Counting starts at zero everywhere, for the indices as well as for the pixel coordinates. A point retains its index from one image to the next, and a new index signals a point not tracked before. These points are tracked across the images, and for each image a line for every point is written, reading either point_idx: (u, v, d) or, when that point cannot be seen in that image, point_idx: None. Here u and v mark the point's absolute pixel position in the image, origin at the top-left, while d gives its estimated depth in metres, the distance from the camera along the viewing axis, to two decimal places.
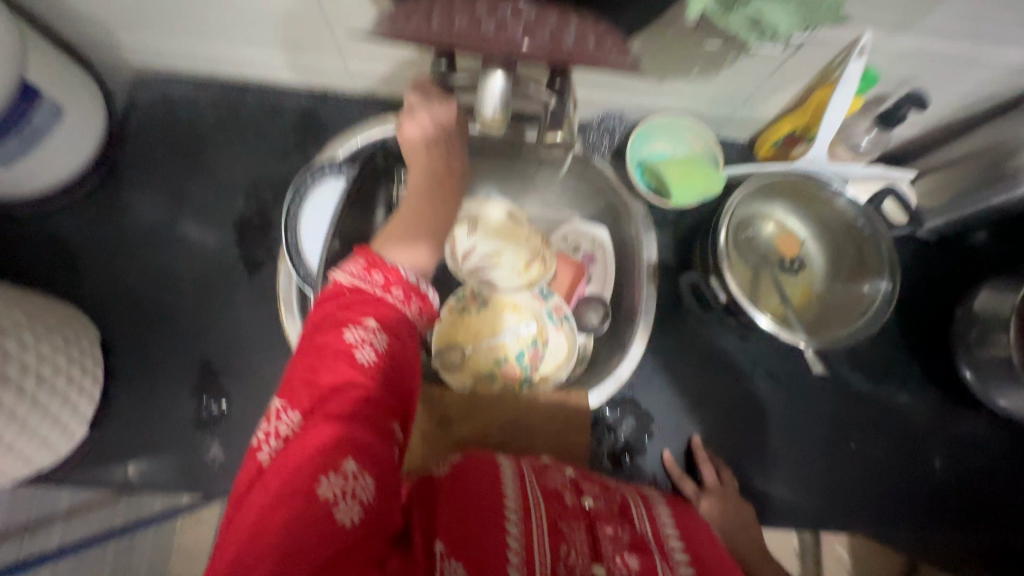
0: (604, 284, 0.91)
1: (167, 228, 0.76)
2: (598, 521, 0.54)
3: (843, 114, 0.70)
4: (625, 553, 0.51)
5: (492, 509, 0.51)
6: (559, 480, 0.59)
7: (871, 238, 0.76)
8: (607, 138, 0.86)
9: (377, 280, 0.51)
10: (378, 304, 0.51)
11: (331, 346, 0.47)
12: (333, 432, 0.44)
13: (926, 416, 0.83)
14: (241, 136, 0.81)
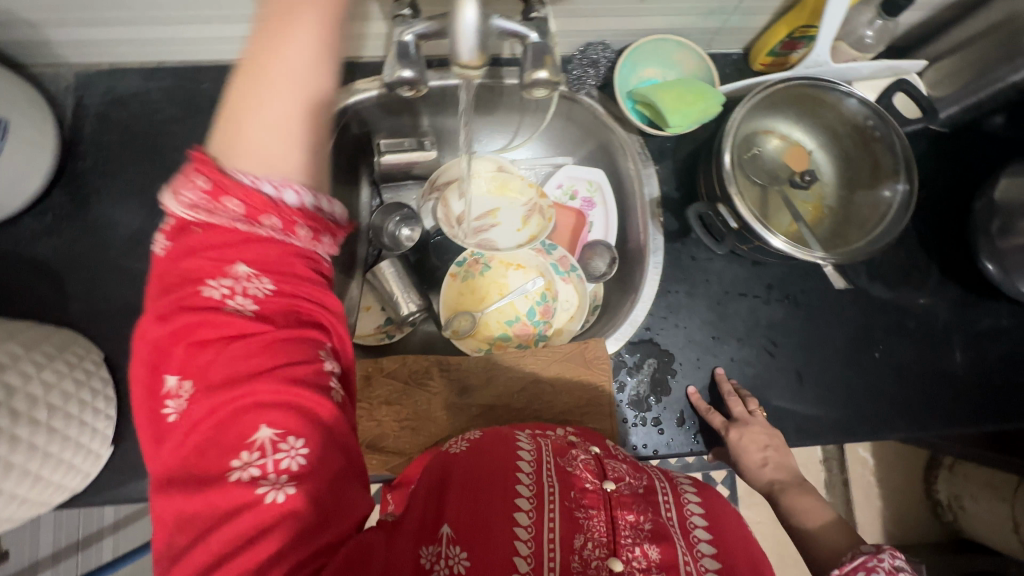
0: (608, 227, 0.87)
1: (148, 234, 0.75)
2: (619, 508, 0.51)
3: (845, 5, 0.64)
4: (645, 544, 0.49)
5: (499, 501, 0.49)
6: (579, 462, 0.55)
7: (883, 138, 0.70)
8: (592, 71, 0.79)
9: (235, 212, 0.40)
10: (245, 243, 0.40)
11: (195, 298, 0.38)
12: (235, 402, 0.36)
13: (950, 315, 0.80)
14: (204, 124, 0.77)
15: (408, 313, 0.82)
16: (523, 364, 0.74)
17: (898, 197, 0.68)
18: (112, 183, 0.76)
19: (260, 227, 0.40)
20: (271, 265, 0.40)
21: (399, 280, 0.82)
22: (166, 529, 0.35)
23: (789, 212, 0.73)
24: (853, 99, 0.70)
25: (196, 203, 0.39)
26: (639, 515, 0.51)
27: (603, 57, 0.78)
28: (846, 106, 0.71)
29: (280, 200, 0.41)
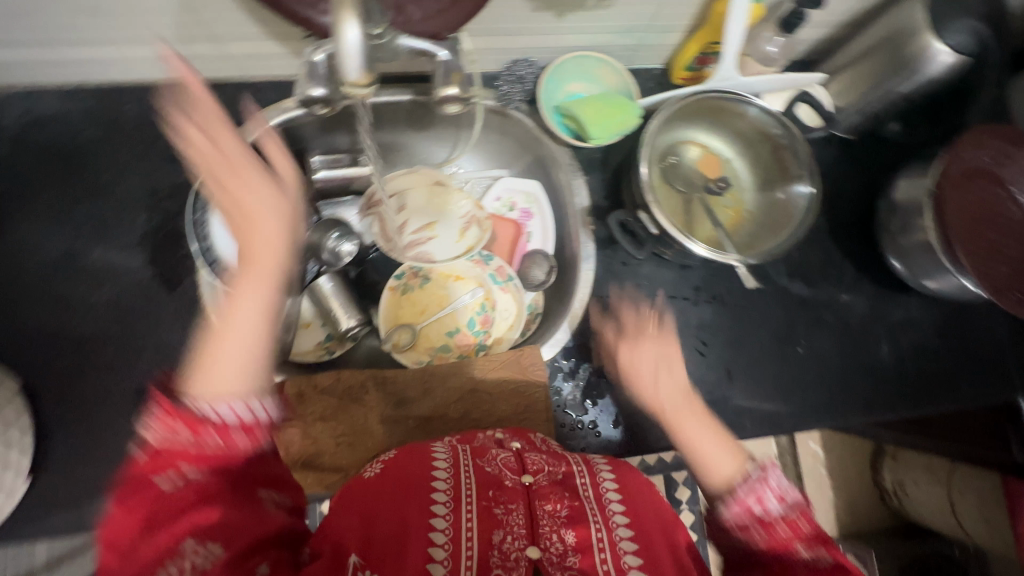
0: (546, 237, 0.90)
1: (68, 258, 0.73)
2: (537, 498, 0.52)
3: (744, 26, 0.69)
4: (562, 530, 0.49)
5: (417, 506, 0.49)
6: (498, 462, 0.56)
7: (789, 144, 0.74)
8: (520, 86, 0.83)
9: (184, 430, 0.44)
10: (192, 446, 0.44)
11: (150, 494, 0.42)
12: (170, 533, 0.41)
13: (866, 309, 0.85)
14: (127, 145, 0.76)
15: (348, 328, 0.83)
16: (459, 375, 0.75)
17: (805, 200, 0.73)
18: (29, 206, 0.73)
19: (207, 438, 0.44)
20: (213, 528, 0.42)
21: (339, 295, 0.83)
22: None
23: (706, 216, 0.78)
24: (753, 109, 0.74)
25: (159, 430, 0.44)
26: (557, 503, 0.52)
27: (528, 74, 0.83)
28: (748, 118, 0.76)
29: (220, 417, 0.45)
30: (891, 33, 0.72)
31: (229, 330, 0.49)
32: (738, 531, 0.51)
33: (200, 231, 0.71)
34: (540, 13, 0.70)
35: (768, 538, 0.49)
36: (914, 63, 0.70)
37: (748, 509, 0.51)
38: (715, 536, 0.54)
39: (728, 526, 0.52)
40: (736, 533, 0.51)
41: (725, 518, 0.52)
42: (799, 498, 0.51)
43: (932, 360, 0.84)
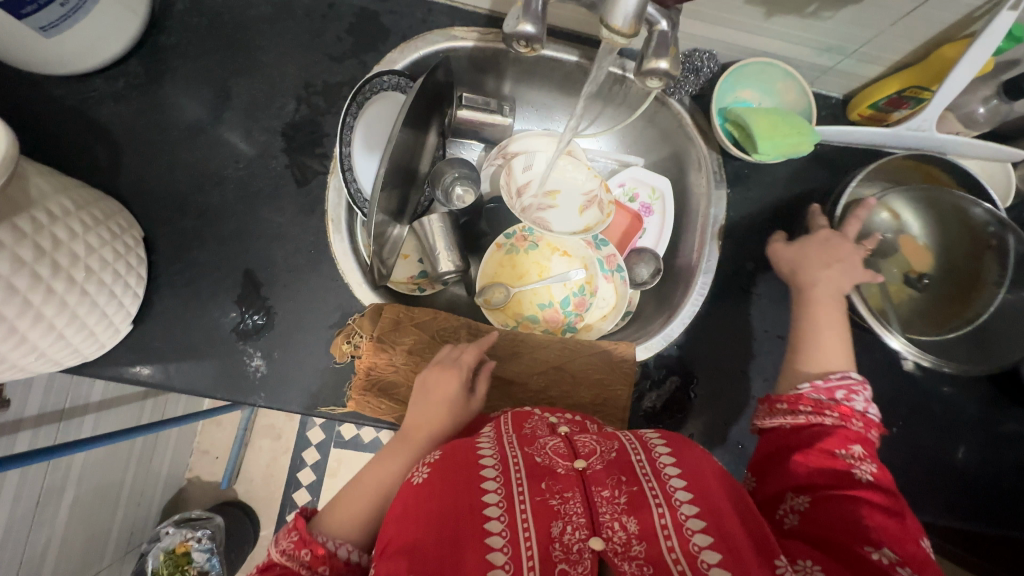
0: (659, 237, 0.86)
1: (211, 127, 0.73)
2: (592, 484, 0.50)
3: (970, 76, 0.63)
4: (623, 518, 0.48)
5: (469, 513, 0.47)
6: (547, 448, 0.54)
7: (997, 245, 0.70)
8: (692, 78, 0.76)
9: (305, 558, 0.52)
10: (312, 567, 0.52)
11: None
12: None
13: (975, 409, 0.80)
14: (292, 32, 0.75)
15: (445, 272, 0.82)
16: (549, 348, 0.74)
17: (988, 316, 0.70)
18: (188, 66, 0.74)
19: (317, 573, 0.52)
20: None
21: (444, 237, 0.83)
22: None
23: (881, 289, 0.73)
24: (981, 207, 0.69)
25: (287, 554, 0.52)
26: (614, 488, 0.50)
27: (706, 67, 0.75)
28: (969, 212, 0.70)
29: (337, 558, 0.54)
30: None
31: (358, 494, 0.59)
32: (804, 416, 0.59)
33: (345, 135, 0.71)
34: (753, 5, 0.65)
35: (840, 422, 0.58)
36: None
37: (832, 390, 0.60)
38: (770, 417, 0.62)
39: (797, 404, 0.60)
40: (801, 424, 0.59)
41: (783, 414, 0.61)
42: (876, 411, 0.60)
43: None
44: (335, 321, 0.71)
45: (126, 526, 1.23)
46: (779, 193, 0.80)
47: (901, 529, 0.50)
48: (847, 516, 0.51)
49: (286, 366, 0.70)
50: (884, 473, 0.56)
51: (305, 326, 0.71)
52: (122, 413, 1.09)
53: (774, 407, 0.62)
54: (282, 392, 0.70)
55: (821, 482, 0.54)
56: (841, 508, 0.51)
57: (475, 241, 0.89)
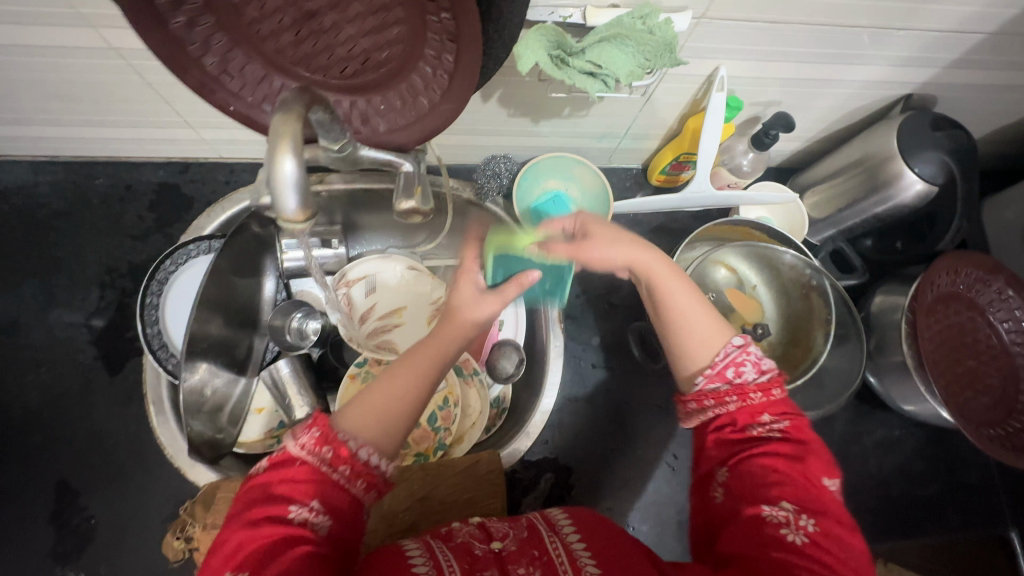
0: (517, 325, 0.83)
1: (8, 335, 0.70)
2: (510, 563, 0.48)
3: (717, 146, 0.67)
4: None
5: None
6: (464, 534, 0.53)
7: (818, 285, 0.70)
8: (495, 181, 0.82)
9: (326, 456, 0.44)
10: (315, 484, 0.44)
11: (268, 514, 0.42)
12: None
13: (845, 424, 0.82)
14: (90, 222, 0.74)
15: (301, 417, 0.79)
16: (410, 480, 0.70)
17: (826, 352, 0.69)
18: None
19: (336, 474, 0.45)
20: (298, 537, 0.41)
21: (298, 382, 0.80)
22: None
23: None
24: (789, 253, 0.69)
25: (308, 450, 0.44)
26: (529, 564, 0.48)
27: (503, 169, 0.82)
28: (782, 257, 0.71)
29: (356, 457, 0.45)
30: (863, 158, 0.72)
31: (379, 393, 0.49)
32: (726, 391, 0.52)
33: (148, 314, 0.69)
34: (517, 118, 0.70)
35: (742, 402, 0.51)
36: (883, 188, 0.70)
37: (721, 369, 0.52)
38: (688, 420, 0.54)
39: (702, 400, 0.52)
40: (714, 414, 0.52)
41: (695, 413, 0.53)
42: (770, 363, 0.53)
43: (918, 487, 0.80)
44: (170, 510, 0.66)
45: None
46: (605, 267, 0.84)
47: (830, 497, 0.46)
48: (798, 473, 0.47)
49: None
50: (800, 422, 0.51)
51: (135, 527, 0.65)
52: None
53: (686, 403, 0.54)
54: None
55: (736, 455, 0.50)
56: (752, 485, 0.47)
57: (332, 376, 0.87)
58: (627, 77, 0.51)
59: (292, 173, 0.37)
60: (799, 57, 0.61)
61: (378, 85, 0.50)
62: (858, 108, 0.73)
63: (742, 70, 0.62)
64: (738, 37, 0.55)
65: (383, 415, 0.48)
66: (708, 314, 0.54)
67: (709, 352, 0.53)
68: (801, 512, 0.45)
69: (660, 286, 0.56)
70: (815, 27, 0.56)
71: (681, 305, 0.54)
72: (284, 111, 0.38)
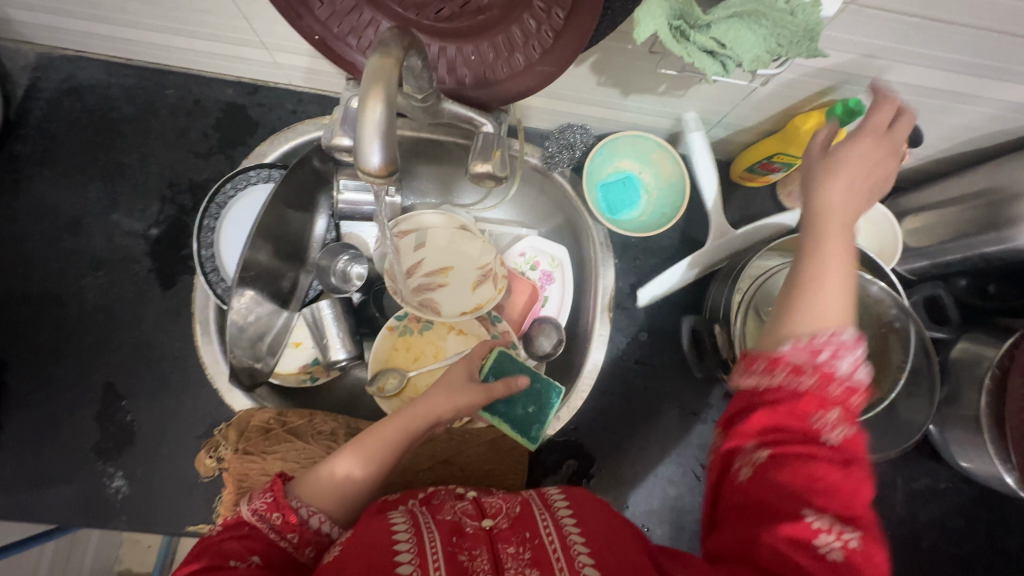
0: (561, 307, 0.84)
1: (72, 233, 0.71)
2: (499, 542, 0.49)
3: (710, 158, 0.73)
4: (528, 571, 0.45)
5: (379, 552, 0.45)
6: (457, 509, 0.53)
7: (899, 329, 0.65)
8: (568, 152, 0.78)
9: (275, 521, 0.47)
10: (264, 541, 0.47)
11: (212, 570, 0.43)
12: None
13: (889, 466, 0.77)
14: (157, 132, 0.74)
15: (338, 359, 0.79)
16: (435, 443, 0.70)
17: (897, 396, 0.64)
18: (47, 172, 0.72)
19: (283, 541, 0.47)
20: None
21: (338, 323, 0.80)
22: None
23: None
24: (876, 286, 0.63)
25: (258, 511, 0.47)
26: (519, 544, 0.48)
27: (579, 140, 0.77)
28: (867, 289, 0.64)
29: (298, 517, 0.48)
30: (987, 190, 0.64)
31: (384, 430, 0.56)
32: (789, 378, 0.41)
33: (204, 236, 0.69)
34: (607, 88, 0.65)
35: (818, 386, 0.41)
36: (1002, 228, 0.62)
37: (817, 349, 0.41)
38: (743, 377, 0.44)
39: (774, 363, 0.42)
40: (777, 386, 0.42)
41: (757, 373, 0.43)
42: (867, 372, 0.42)
43: (951, 544, 0.76)
44: (205, 429, 0.68)
45: None
46: (667, 262, 0.79)
47: (861, 494, 0.38)
48: (845, 488, 0.38)
49: (152, 485, 0.66)
50: (861, 441, 0.40)
51: (173, 438, 0.67)
52: None
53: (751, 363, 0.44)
54: (147, 514, 0.65)
55: (779, 438, 0.39)
56: (790, 478, 0.38)
57: (370, 322, 0.86)
58: (753, 61, 0.45)
59: (378, 138, 0.35)
60: (947, 65, 0.53)
61: (472, 34, 0.46)
62: (994, 132, 0.65)
63: (873, 71, 0.55)
64: (883, 30, 0.48)
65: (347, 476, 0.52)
66: (840, 290, 0.44)
67: (813, 327, 0.43)
68: (841, 522, 0.37)
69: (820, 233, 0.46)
70: (981, 34, 0.48)
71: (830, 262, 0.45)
72: (381, 53, 0.35)
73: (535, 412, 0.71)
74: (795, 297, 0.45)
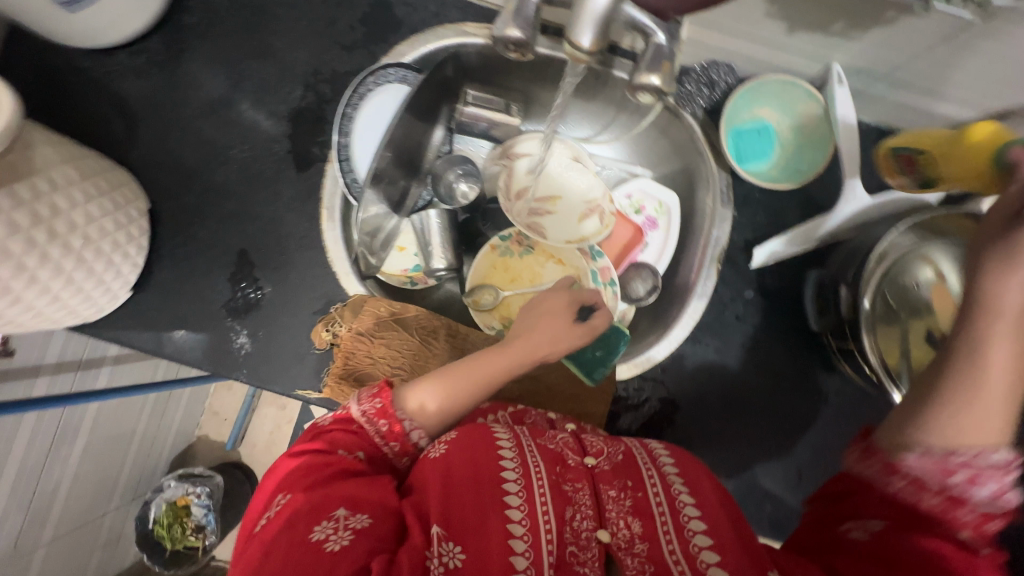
0: (662, 254, 0.82)
1: (223, 106, 0.76)
2: (601, 483, 0.53)
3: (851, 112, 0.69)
4: (629, 518, 0.51)
5: (487, 478, 0.50)
6: (559, 440, 0.57)
7: None
8: (706, 91, 0.74)
9: (381, 427, 0.56)
10: (369, 442, 0.55)
11: (332, 455, 0.52)
12: (309, 498, 0.47)
13: None
14: (307, 19, 0.77)
15: (438, 269, 0.81)
16: None
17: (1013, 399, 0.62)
18: (206, 45, 0.76)
19: (385, 444, 0.56)
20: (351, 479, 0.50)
21: (441, 234, 0.82)
22: (269, 538, 0.46)
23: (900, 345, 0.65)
24: None
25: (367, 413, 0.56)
26: (621, 491, 0.52)
27: (723, 80, 0.73)
28: None
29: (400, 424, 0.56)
30: None
31: (463, 376, 0.58)
32: (901, 484, 0.47)
33: (343, 126, 0.73)
34: (775, 19, 0.61)
35: (945, 505, 0.45)
36: None
37: (951, 470, 0.45)
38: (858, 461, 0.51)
39: (892, 469, 0.47)
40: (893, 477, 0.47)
41: (875, 460, 0.49)
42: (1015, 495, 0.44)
43: None
44: (317, 307, 0.73)
45: (132, 475, 1.33)
46: (788, 221, 0.75)
47: None
48: None
49: (270, 347, 0.73)
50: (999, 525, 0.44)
51: (292, 309, 0.73)
52: (137, 368, 1.16)
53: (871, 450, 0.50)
54: (263, 371, 0.72)
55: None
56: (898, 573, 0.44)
57: (471, 238, 0.88)
58: None
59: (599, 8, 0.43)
60: None
61: None
62: None
63: None
64: None
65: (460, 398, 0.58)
66: (1005, 396, 0.45)
67: (958, 442, 0.45)
68: None
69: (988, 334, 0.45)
70: None
71: (998, 358, 0.45)
72: None
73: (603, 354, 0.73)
74: (950, 405, 0.46)
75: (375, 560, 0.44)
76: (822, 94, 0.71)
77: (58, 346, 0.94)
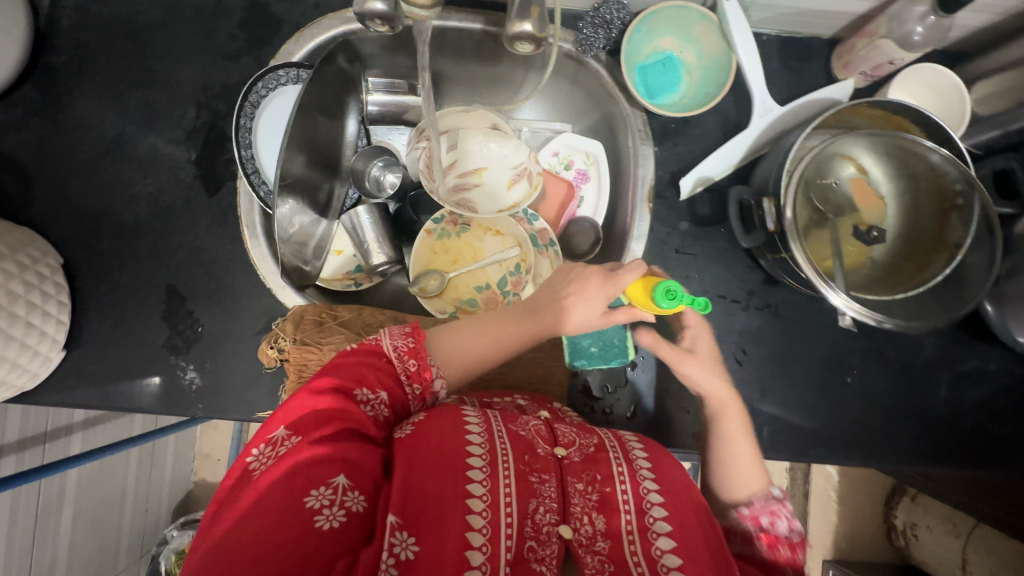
0: (598, 206, 0.82)
1: (116, 145, 0.72)
2: (569, 476, 0.53)
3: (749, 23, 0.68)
4: (593, 513, 0.51)
5: (453, 472, 0.49)
6: (532, 428, 0.57)
7: (963, 206, 0.63)
8: (604, 32, 0.73)
9: (410, 367, 0.56)
10: (390, 380, 0.55)
11: (348, 394, 0.52)
12: (313, 453, 0.47)
13: (937, 348, 0.76)
14: (183, 36, 0.73)
15: (378, 264, 0.79)
16: None
17: (941, 279, 0.64)
18: (83, 84, 0.72)
19: (409, 386, 0.56)
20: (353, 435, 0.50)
21: (375, 229, 0.79)
22: (257, 494, 0.45)
23: (833, 247, 0.66)
24: (939, 155, 0.62)
25: (398, 351, 0.57)
26: (588, 484, 0.53)
27: (616, 18, 0.72)
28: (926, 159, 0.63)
29: (426, 366, 0.57)
30: None
31: (483, 334, 0.60)
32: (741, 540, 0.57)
33: (242, 138, 0.70)
34: None
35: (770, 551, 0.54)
36: None
37: (756, 515, 0.57)
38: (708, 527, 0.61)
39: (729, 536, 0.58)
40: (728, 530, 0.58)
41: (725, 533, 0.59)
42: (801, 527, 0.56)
43: (998, 423, 0.75)
44: (261, 326, 0.72)
45: (135, 531, 1.31)
46: (708, 147, 0.76)
47: None
48: None
49: (220, 376, 0.71)
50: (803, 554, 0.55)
51: (236, 335, 0.72)
52: (110, 427, 1.14)
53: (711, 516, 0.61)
54: (220, 402, 0.71)
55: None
56: None
57: (407, 228, 0.87)
58: None
59: None
60: None
61: None
62: None
63: None
64: None
65: (494, 351, 0.60)
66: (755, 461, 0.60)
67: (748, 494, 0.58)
68: None
69: (727, 428, 0.61)
70: None
71: (736, 443, 0.61)
72: None
73: (599, 354, 0.73)
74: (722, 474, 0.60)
75: (343, 557, 0.44)
76: (718, 13, 0.70)
77: (17, 422, 0.91)
